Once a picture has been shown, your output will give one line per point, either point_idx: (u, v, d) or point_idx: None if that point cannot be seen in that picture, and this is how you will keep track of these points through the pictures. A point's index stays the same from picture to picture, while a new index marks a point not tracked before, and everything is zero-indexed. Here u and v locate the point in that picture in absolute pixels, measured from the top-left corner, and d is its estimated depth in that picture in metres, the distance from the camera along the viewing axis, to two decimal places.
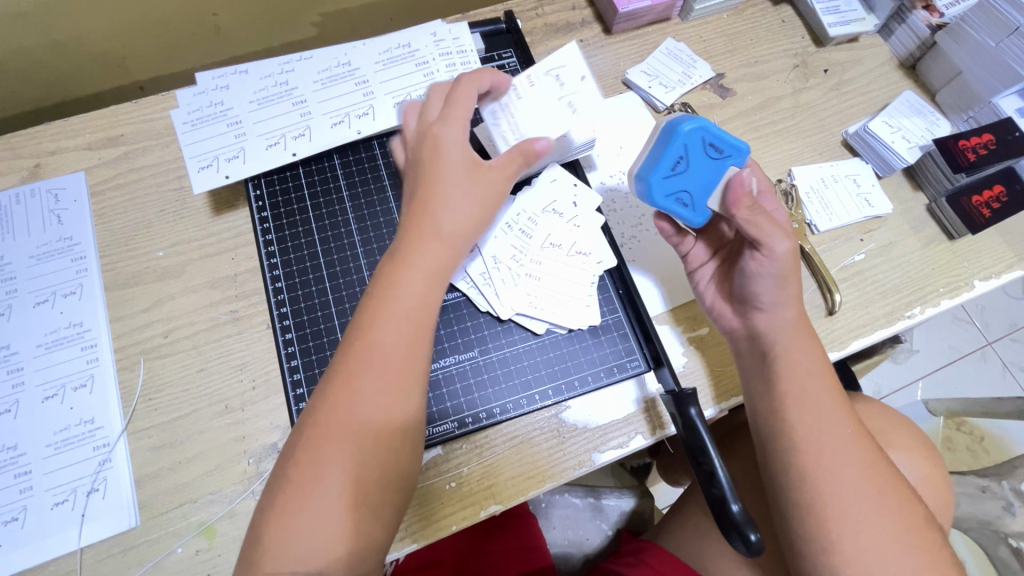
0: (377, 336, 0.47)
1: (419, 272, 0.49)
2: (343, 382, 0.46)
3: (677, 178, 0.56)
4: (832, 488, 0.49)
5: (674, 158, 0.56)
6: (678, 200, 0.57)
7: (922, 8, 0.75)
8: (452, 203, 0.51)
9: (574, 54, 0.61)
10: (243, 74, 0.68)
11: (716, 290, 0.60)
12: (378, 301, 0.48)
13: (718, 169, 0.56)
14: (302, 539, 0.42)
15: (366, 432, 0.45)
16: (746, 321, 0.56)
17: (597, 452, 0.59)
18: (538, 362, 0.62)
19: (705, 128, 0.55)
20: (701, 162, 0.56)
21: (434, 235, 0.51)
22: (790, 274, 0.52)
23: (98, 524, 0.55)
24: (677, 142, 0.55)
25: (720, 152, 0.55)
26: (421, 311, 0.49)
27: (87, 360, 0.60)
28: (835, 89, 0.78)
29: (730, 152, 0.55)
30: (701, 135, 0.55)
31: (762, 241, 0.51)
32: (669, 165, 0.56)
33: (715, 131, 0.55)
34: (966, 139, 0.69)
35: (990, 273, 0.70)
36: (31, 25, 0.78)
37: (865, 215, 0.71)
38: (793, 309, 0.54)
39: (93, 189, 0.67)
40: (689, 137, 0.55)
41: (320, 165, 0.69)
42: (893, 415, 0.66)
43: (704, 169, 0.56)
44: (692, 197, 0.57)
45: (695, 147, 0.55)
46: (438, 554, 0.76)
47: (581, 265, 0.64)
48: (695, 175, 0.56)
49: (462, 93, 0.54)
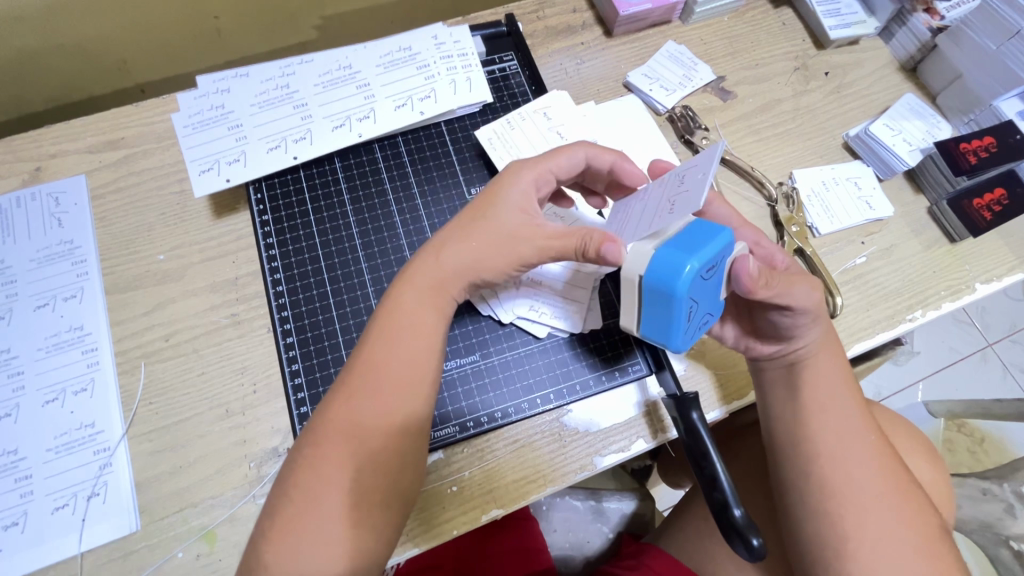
0: (379, 348, 0.49)
1: (423, 292, 0.52)
2: (347, 386, 0.48)
3: (696, 320, 0.47)
4: (848, 494, 0.49)
5: (686, 315, 0.45)
6: (701, 325, 0.48)
7: (922, 11, 0.75)
8: (470, 235, 0.53)
9: (561, 98, 0.70)
10: (243, 78, 0.68)
11: (737, 328, 0.58)
12: (385, 314, 0.51)
13: (716, 275, 0.46)
14: (310, 539, 0.43)
15: (358, 427, 0.46)
16: (779, 355, 0.54)
17: (598, 456, 0.59)
18: (540, 366, 0.62)
19: (698, 268, 0.43)
20: (705, 289, 0.45)
21: (443, 262, 0.53)
22: (820, 308, 0.51)
23: (99, 529, 0.55)
24: (683, 302, 0.44)
25: (711, 265, 0.45)
26: (420, 334, 0.50)
27: (87, 364, 0.60)
28: (836, 92, 0.78)
29: (722, 252, 0.45)
30: (698, 274, 0.43)
31: (796, 304, 0.49)
32: (684, 319, 0.45)
33: (705, 258, 0.43)
34: (967, 142, 0.69)
35: (991, 276, 0.70)
36: (31, 28, 0.78)
37: (867, 217, 0.71)
38: (823, 325, 0.53)
39: (93, 193, 0.67)
40: (692, 287, 0.44)
41: (320, 169, 0.68)
42: (897, 419, 0.65)
43: (711, 289, 0.46)
44: (711, 312, 0.48)
45: (699, 288, 0.44)
46: (438, 556, 0.76)
47: (583, 270, 0.64)
48: (707, 301, 0.46)
49: (568, 153, 0.57)
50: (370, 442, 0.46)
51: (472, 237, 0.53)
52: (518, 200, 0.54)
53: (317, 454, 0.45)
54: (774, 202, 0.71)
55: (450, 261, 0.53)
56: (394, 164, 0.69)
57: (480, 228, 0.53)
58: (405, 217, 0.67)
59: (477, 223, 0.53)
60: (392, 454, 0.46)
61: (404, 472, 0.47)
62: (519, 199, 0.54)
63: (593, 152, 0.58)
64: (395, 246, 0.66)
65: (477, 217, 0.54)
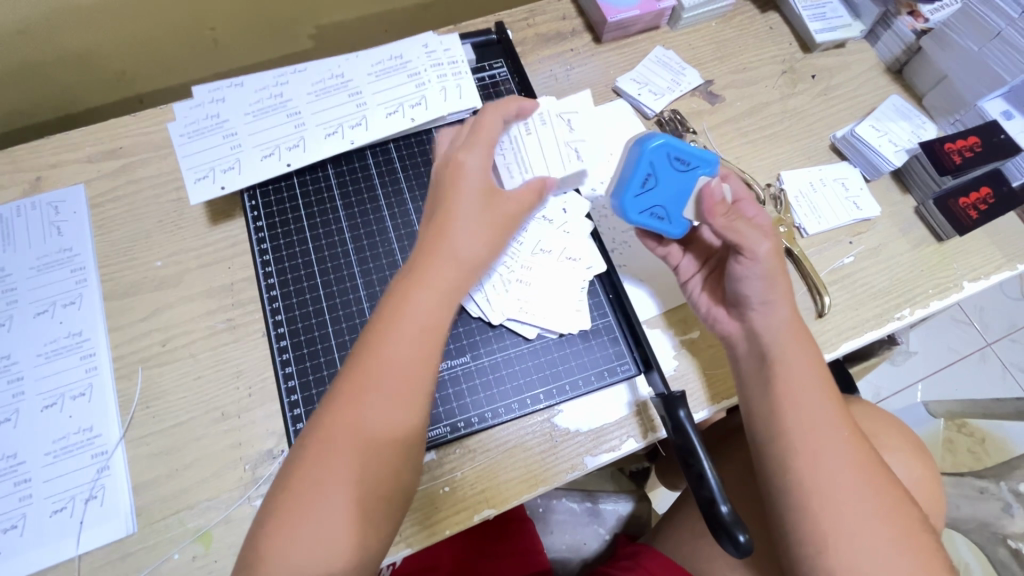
0: (393, 349, 0.48)
1: (437, 290, 0.50)
2: (354, 385, 0.47)
3: (649, 195, 0.57)
4: (826, 492, 0.49)
5: (642, 179, 0.57)
6: (653, 215, 0.58)
7: (907, 14, 0.76)
8: (463, 227, 0.51)
9: None
10: (238, 87, 0.69)
11: (709, 295, 0.61)
12: (389, 316, 0.49)
13: (687, 179, 0.57)
14: (299, 540, 0.43)
15: (374, 435, 0.46)
16: (741, 323, 0.57)
17: (590, 456, 0.60)
18: (530, 366, 0.63)
19: (668, 144, 0.56)
20: (670, 176, 0.57)
21: (455, 255, 0.51)
22: (778, 272, 0.53)
23: (97, 532, 0.55)
24: (644, 159, 0.56)
25: (687, 164, 0.57)
26: (434, 330, 0.49)
27: (85, 369, 0.61)
28: (823, 95, 0.79)
29: (699, 163, 0.56)
30: (665, 151, 0.56)
31: (743, 248, 0.53)
32: (640, 182, 0.57)
33: (679, 146, 0.56)
34: (952, 142, 0.70)
35: (978, 275, 0.70)
36: (32, 41, 0.79)
37: (854, 217, 0.71)
38: (787, 307, 0.54)
39: (92, 201, 0.68)
40: (655, 154, 0.56)
41: (314, 175, 0.70)
42: (885, 417, 0.66)
43: (674, 183, 0.57)
44: (666, 210, 0.58)
45: (662, 164, 0.57)
46: (435, 555, 0.75)
47: (570, 270, 0.65)
48: (665, 190, 0.58)
49: (489, 120, 0.55)
50: (379, 444, 0.46)
51: (474, 224, 0.51)
52: (480, 185, 0.53)
53: (319, 452, 0.45)
54: (762, 202, 0.72)
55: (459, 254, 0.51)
56: (385, 171, 0.71)
57: (470, 216, 0.51)
58: (397, 221, 0.69)
59: (462, 212, 0.51)
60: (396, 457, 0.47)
61: (405, 468, 0.48)
62: (482, 183, 0.53)
63: (502, 111, 0.56)
64: (386, 251, 0.67)
65: (457, 208, 0.51)
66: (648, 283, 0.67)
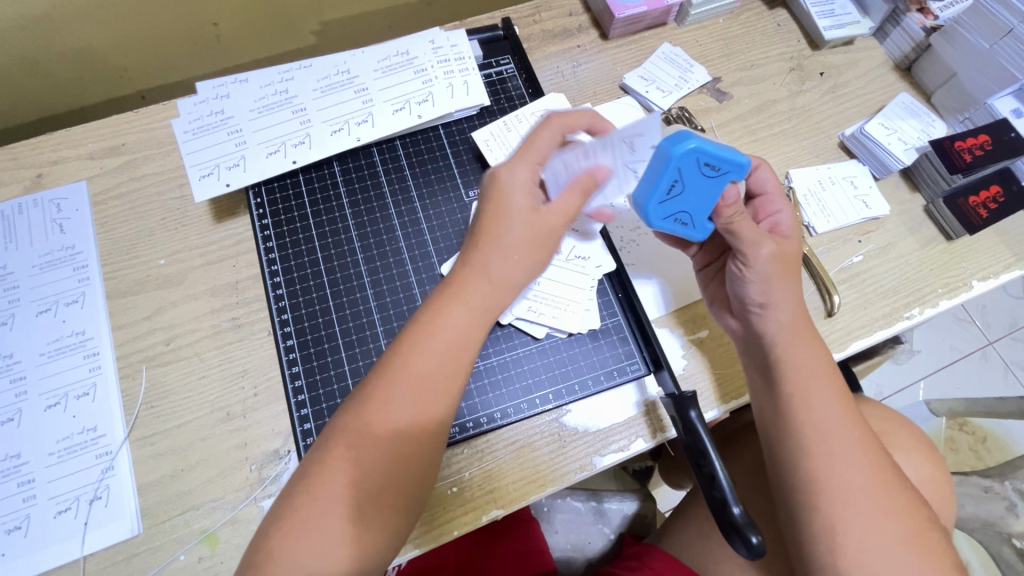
0: (421, 360, 0.48)
1: (473, 312, 0.50)
2: (377, 393, 0.47)
3: (675, 202, 0.54)
4: (839, 493, 0.48)
5: (668, 186, 0.52)
6: (675, 220, 0.55)
7: (916, 11, 0.75)
8: (506, 243, 0.51)
9: (556, 101, 0.72)
10: (242, 83, 0.68)
11: (719, 297, 0.61)
12: (424, 327, 0.49)
13: (716, 185, 0.52)
14: (307, 544, 0.43)
15: (395, 439, 0.46)
16: (745, 322, 0.56)
17: (598, 456, 0.59)
18: (539, 366, 0.62)
19: (699, 151, 0.50)
20: (697, 183, 0.52)
21: (491, 277, 0.51)
22: (775, 276, 0.53)
23: (102, 533, 0.55)
24: (671, 167, 0.50)
25: (717, 170, 0.51)
26: (464, 349, 0.50)
27: (89, 368, 0.60)
28: (831, 92, 0.79)
29: (731, 167, 0.51)
30: (696, 158, 0.50)
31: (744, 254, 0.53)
32: (664, 189, 0.52)
33: (712, 152, 0.50)
34: (962, 140, 0.69)
35: (987, 274, 0.70)
36: (32, 36, 0.78)
37: (863, 216, 0.71)
38: (789, 308, 0.53)
39: (94, 198, 0.67)
40: (685, 161, 0.50)
41: (320, 173, 0.69)
42: (895, 418, 0.66)
43: (702, 189, 0.52)
44: (690, 217, 0.55)
45: (690, 171, 0.51)
46: (440, 558, 0.75)
47: (580, 269, 0.65)
48: (692, 197, 0.53)
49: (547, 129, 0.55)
50: (396, 446, 0.46)
51: (513, 249, 0.51)
52: (527, 202, 0.52)
53: (332, 456, 0.45)
54: None
55: (497, 270, 0.51)
56: (393, 168, 0.70)
57: (513, 239, 0.52)
58: (404, 219, 0.68)
59: (507, 228, 0.51)
60: (416, 465, 0.46)
61: (424, 479, 0.47)
62: (528, 201, 0.52)
63: (570, 119, 0.56)
64: (394, 250, 0.67)
65: (502, 225, 0.52)
66: (655, 280, 0.67)
